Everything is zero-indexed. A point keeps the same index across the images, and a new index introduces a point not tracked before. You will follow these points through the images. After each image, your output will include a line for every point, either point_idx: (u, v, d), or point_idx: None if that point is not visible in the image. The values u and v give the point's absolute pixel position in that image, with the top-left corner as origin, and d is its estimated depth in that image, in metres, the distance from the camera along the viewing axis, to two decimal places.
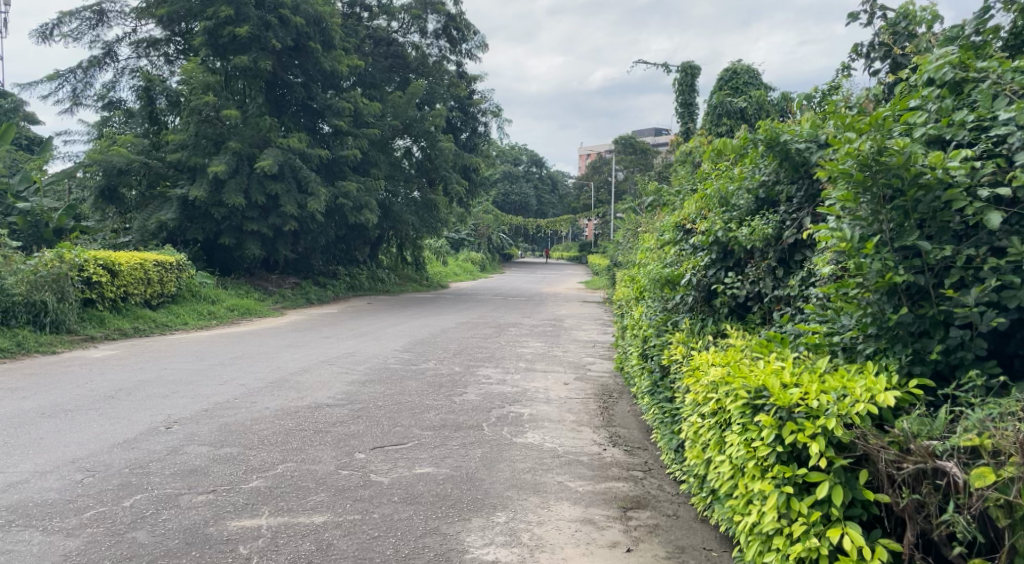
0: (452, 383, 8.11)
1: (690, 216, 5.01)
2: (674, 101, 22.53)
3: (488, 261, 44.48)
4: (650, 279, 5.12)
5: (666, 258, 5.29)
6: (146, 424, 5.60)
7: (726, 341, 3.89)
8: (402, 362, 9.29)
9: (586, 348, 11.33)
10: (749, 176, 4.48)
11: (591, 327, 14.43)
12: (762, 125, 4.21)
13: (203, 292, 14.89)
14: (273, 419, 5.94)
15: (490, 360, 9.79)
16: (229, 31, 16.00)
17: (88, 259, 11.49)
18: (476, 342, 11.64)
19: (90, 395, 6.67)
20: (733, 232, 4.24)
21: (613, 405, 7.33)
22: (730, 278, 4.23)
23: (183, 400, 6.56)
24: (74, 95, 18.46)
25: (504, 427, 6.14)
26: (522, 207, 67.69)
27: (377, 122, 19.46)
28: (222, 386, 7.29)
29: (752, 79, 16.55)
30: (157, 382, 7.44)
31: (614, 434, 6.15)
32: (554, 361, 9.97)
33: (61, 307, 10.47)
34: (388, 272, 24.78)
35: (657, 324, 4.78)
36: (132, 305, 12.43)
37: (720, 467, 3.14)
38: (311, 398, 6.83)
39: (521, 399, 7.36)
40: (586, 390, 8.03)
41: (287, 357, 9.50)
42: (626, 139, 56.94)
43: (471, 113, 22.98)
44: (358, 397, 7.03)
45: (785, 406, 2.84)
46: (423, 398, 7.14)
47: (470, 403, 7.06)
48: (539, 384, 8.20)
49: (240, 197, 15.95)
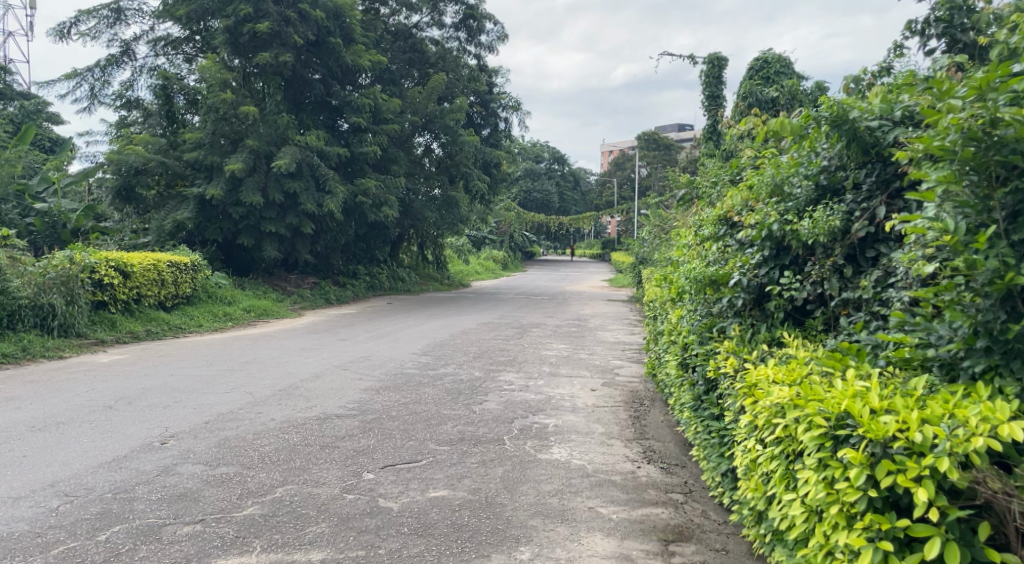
0: (472, 389, 7.61)
1: (734, 207, 4.49)
2: (701, 94, 21.89)
3: (510, 260, 43.97)
4: (689, 279, 4.56)
5: (706, 254, 4.76)
6: (140, 440, 5.17)
7: (784, 352, 3.36)
8: (419, 367, 8.80)
9: (613, 351, 10.79)
10: (805, 162, 3.97)
11: (617, 328, 13.87)
12: (825, 100, 3.71)
13: (219, 293, 14.55)
14: (276, 433, 5.48)
15: (512, 364, 9.28)
16: (249, 27, 15.68)
17: (99, 261, 11.16)
18: (497, 344, 11.13)
19: (87, 406, 6.26)
20: (793, 225, 3.70)
21: (646, 414, 6.77)
22: (787, 279, 3.71)
23: (184, 411, 6.13)
24: (91, 94, 18.23)
25: (527, 441, 5.62)
26: (544, 205, 67.12)
27: (397, 117, 19.03)
28: (228, 395, 6.85)
29: (784, 69, 15.88)
30: (161, 390, 7.02)
31: (648, 448, 5.61)
32: (580, 365, 9.44)
33: (70, 310, 10.13)
34: (409, 271, 24.38)
35: (699, 331, 4.23)
36: (145, 307, 12.10)
37: (788, 509, 2.63)
38: (320, 409, 6.37)
39: (546, 408, 6.84)
40: (616, 397, 7.49)
41: (300, 361, 9.06)
42: (650, 135, 56.29)
43: (492, 108, 22.49)
44: (371, 407, 6.56)
45: (879, 440, 2.35)
46: (440, 407, 6.64)
47: (491, 413, 6.55)
48: (565, 391, 7.68)
49: (258, 196, 15.59)
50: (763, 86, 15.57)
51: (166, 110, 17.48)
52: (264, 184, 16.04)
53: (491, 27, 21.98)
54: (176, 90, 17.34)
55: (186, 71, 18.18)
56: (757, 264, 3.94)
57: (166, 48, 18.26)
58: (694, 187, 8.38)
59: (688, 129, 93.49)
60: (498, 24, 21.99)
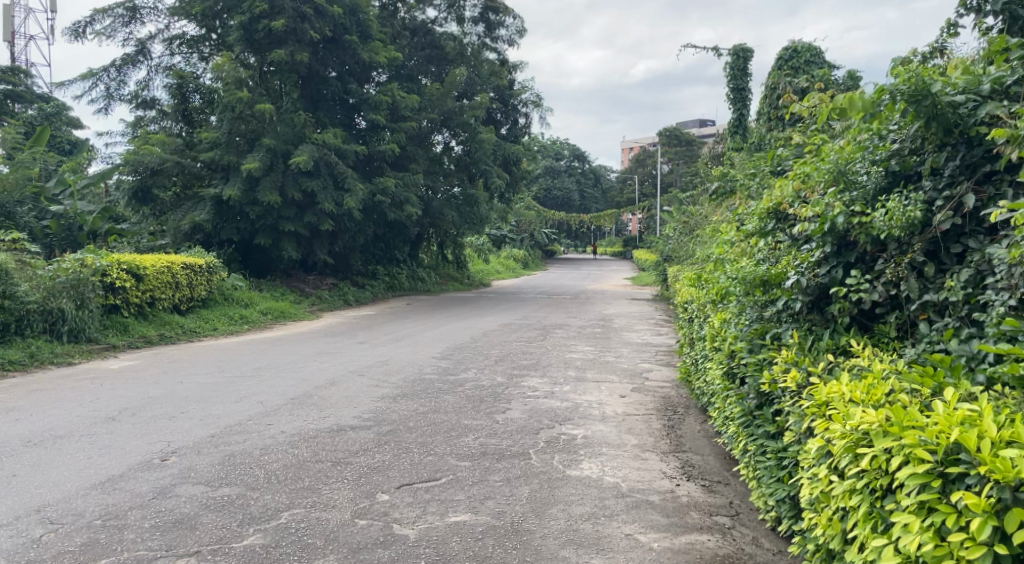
0: (494, 396, 7.19)
1: (785, 198, 4.05)
2: (726, 87, 21.33)
3: (531, 259, 43.50)
4: (735, 277, 4.11)
5: (753, 253, 4.34)
6: (139, 457, 4.82)
7: (855, 364, 2.93)
8: (439, 372, 8.41)
9: (641, 353, 10.32)
10: (872, 146, 3.67)
11: (643, 328, 13.38)
12: (900, 70, 3.35)
13: (236, 296, 14.28)
14: (285, 448, 5.11)
15: (536, 368, 8.86)
16: (264, 25, 15.39)
17: (111, 264, 10.90)
18: (520, 347, 10.70)
19: (90, 417, 5.94)
20: (863, 218, 3.28)
21: (681, 423, 6.31)
22: (854, 278, 3.29)
23: (190, 422, 5.78)
24: (108, 94, 18.07)
25: (555, 456, 5.20)
26: (565, 203, 66.53)
27: (415, 115, 18.68)
28: (238, 404, 6.50)
29: (814, 58, 15.32)
30: (168, 399, 6.69)
31: (687, 463, 5.17)
32: (607, 368, 8.98)
33: (81, 315, 9.88)
34: (428, 271, 24.02)
35: (748, 337, 3.78)
36: (160, 310, 11.85)
37: (877, 558, 2.22)
38: (334, 419, 5.99)
39: (573, 417, 6.40)
40: (647, 404, 7.03)
41: (315, 367, 8.71)
42: (672, 131, 55.73)
43: (511, 104, 22.05)
44: (388, 417, 6.17)
45: (1005, 483, 2.03)
46: (460, 417, 6.23)
47: (515, 423, 6.13)
48: (593, 397, 7.24)
49: (276, 195, 15.30)
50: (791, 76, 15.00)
51: (183, 111, 17.26)
52: (282, 183, 15.74)
53: (511, 20, 21.56)
54: (193, 89, 17.11)
55: (201, 70, 17.92)
56: (817, 263, 3.53)
57: (182, 47, 18.05)
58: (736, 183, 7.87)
59: (709, 125, 92.72)
60: (518, 18, 21.55)
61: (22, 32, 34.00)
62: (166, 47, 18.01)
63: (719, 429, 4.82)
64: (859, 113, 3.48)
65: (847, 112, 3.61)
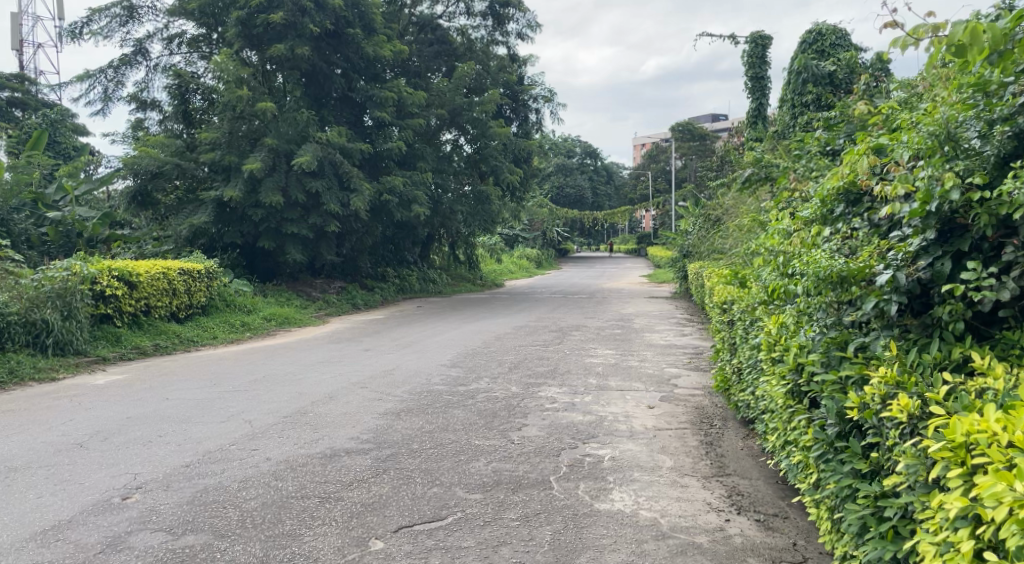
0: (509, 411, 6.47)
1: (863, 173, 3.36)
2: (744, 76, 20.56)
3: (545, 258, 42.86)
4: (800, 272, 3.39)
5: (815, 243, 3.63)
6: (97, 496, 4.16)
7: (987, 388, 2.24)
8: (448, 383, 7.70)
9: (667, 356, 9.55)
10: (988, 103, 3.02)
11: (666, 328, 12.63)
12: None
13: (239, 302, 13.65)
14: (268, 481, 4.43)
15: (554, 376, 8.14)
16: (263, 19, 14.80)
17: (101, 271, 10.30)
18: (536, 352, 9.98)
19: (56, 444, 5.30)
20: (987, 193, 2.60)
21: (720, 440, 5.56)
22: (973, 271, 2.59)
23: (167, 449, 5.13)
24: (105, 96, 17.52)
25: (580, 484, 4.47)
26: (577, 201, 65.83)
27: (423, 111, 18.00)
28: (223, 425, 5.84)
29: (840, 40, 14.58)
30: (148, 420, 6.03)
31: (734, 491, 4.42)
32: (630, 375, 8.24)
33: (67, 326, 9.25)
34: (439, 272, 23.34)
35: (820, 348, 3.05)
36: (155, 319, 11.25)
37: None
38: (327, 442, 5.30)
39: (598, 434, 5.67)
40: (680, 417, 6.28)
41: (315, 378, 8.03)
42: (684, 126, 55.05)
43: (522, 100, 21.29)
44: (390, 437, 5.48)
45: None
46: (471, 437, 5.52)
47: (533, 442, 5.41)
48: (618, 409, 6.51)
49: (279, 196, 14.62)
50: (817, 60, 14.22)
51: (183, 112, 16.70)
52: (285, 183, 15.06)
53: (520, 13, 20.79)
54: (193, 89, 16.56)
55: (201, 69, 17.30)
56: (916, 253, 2.84)
57: (181, 46, 17.48)
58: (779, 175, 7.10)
59: (722, 119, 91.76)
60: (529, 11, 20.79)
61: (27, 40, 33.59)
62: (165, 47, 17.45)
63: (775, 456, 4.11)
64: (983, 54, 2.84)
65: (960, 57, 2.96)
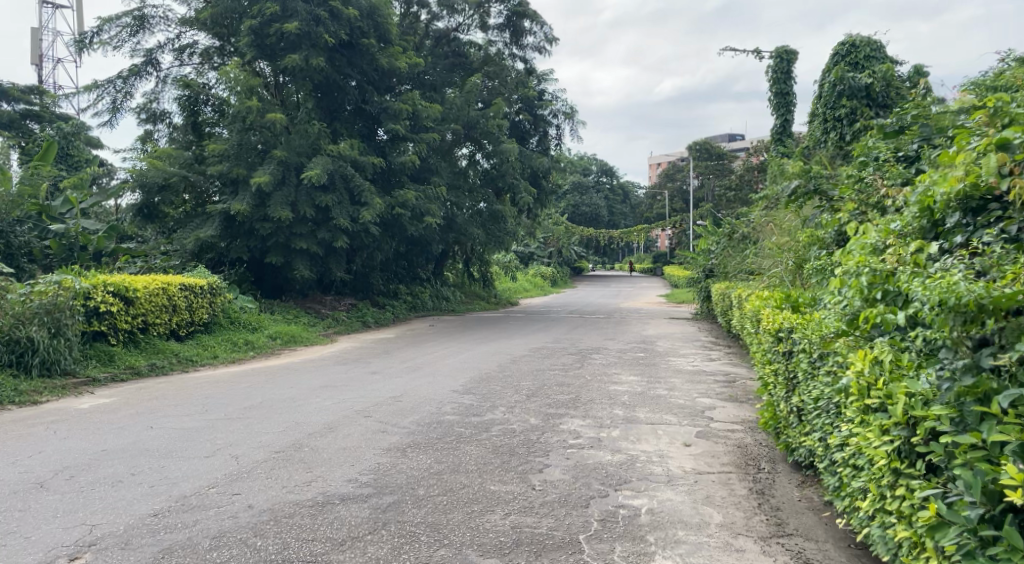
0: (528, 447, 5.75)
1: None
2: (769, 92, 19.91)
3: (560, 277, 42.20)
4: (921, 306, 2.77)
5: (927, 268, 3.03)
6: (41, 555, 3.55)
7: None
8: (460, 413, 6.99)
9: (698, 384, 8.79)
10: None
11: (691, 352, 11.87)
12: None
13: (244, 319, 13.05)
14: (246, 537, 3.76)
15: (577, 406, 7.41)
16: (274, 28, 14.26)
17: (95, 286, 9.72)
18: (555, 377, 9.24)
19: (16, 484, 4.67)
20: None
21: (773, 488, 4.83)
22: None
23: (138, 492, 4.49)
24: (113, 107, 17.10)
25: (615, 547, 3.78)
26: (593, 219, 65.23)
27: (438, 126, 17.41)
28: (207, 461, 5.17)
29: (875, 52, 13.90)
30: (125, 454, 5.39)
31: (802, 559, 3.70)
32: (659, 406, 7.48)
33: (55, 345, 8.66)
34: (452, 289, 22.74)
35: (949, 400, 2.44)
36: (153, 337, 10.66)
37: None
38: (320, 486, 4.60)
39: (631, 479, 4.95)
40: (722, 458, 5.55)
41: (315, 405, 7.35)
42: (700, 145, 54.52)
43: (540, 115, 20.73)
44: (394, 480, 4.78)
45: None
46: (485, 481, 4.82)
47: (557, 488, 4.71)
48: (650, 448, 5.78)
49: (287, 211, 14.01)
50: (852, 73, 13.52)
51: (193, 124, 16.22)
52: (295, 198, 14.46)
53: (539, 28, 20.27)
54: (203, 100, 16.19)
55: (212, 79, 16.82)
56: None
57: (192, 58, 17.07)
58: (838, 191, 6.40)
59: (738, 138, 91.25)
60: (547, 25, 20.29)
61: (50, 54, 33.52)
62: (175, 57, 17.01)
63: (851, 521, 3.40)
64: None
65: None
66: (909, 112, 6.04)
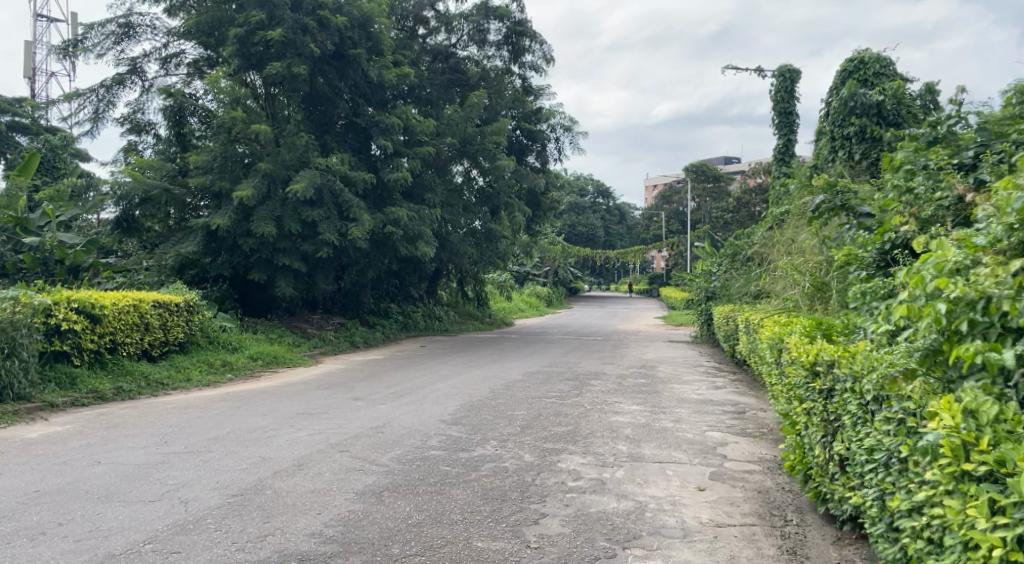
0: (523, 491, 5.05)
1: None
2: (772, 111, 19.45)
3: (556, 298, 41.63)
4: None
5: None
6: None
7: None
8: (447, 448, 6.28)
9: (705, 416, 8.11)
10: None
11: (695, 379, 11.17)
12: None
13: (223, 339, 12.33)
14: None
15: (576, 441, 6.71)
16: (260, 37, 13.65)
17: (58, 302, 8.99)
18: (552, 406, 8.54)
19: None
20: None
21: (807, 546, 4.15)
22: None
23: (61, 548, 3.80)
24: (95, 116, 16.48)
25: None
26: (590, 240, 64.78)
27: (433, 140, 16.83)
28: (152, 507, 4.48)
29: (885, 69, 13.38)
30: (62, 497, 4.69)
31: None
32: (667, 441, 6.78)
33: (8, 367, 7.93)
34: (444, 309, 22.04)
35: None
36: (122, 358, 9.95)
37: None
38: (278, 543, 3.91)
39: (642, 533, 4.27)
40: (744, 507, 4.86)
41: (287, 437, 6.63)
42: (699, 167, 54.23)
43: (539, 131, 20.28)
44: (363, 536, 4.08)
45: None
46: (472, 535, 4.14)
47: (556, 546, 4.02)
48: (660, 493, 5.09)
49: (271, 227, 13.31)
50: (863, 89, 12.97)
51: (177, 135, 15.58)
52: (281, 213, 13.80)
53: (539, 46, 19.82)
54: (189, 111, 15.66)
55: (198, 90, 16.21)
56: None
57: (177, 67, 16.47)
58: (872, 207, 5.87)
59: (734, 160, 91.34)
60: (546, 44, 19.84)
61: (43, 67, 32.90)
62: (161, 67, 16.40)
63: None
64: None
65: None
66: (948, 118, 5.66)
